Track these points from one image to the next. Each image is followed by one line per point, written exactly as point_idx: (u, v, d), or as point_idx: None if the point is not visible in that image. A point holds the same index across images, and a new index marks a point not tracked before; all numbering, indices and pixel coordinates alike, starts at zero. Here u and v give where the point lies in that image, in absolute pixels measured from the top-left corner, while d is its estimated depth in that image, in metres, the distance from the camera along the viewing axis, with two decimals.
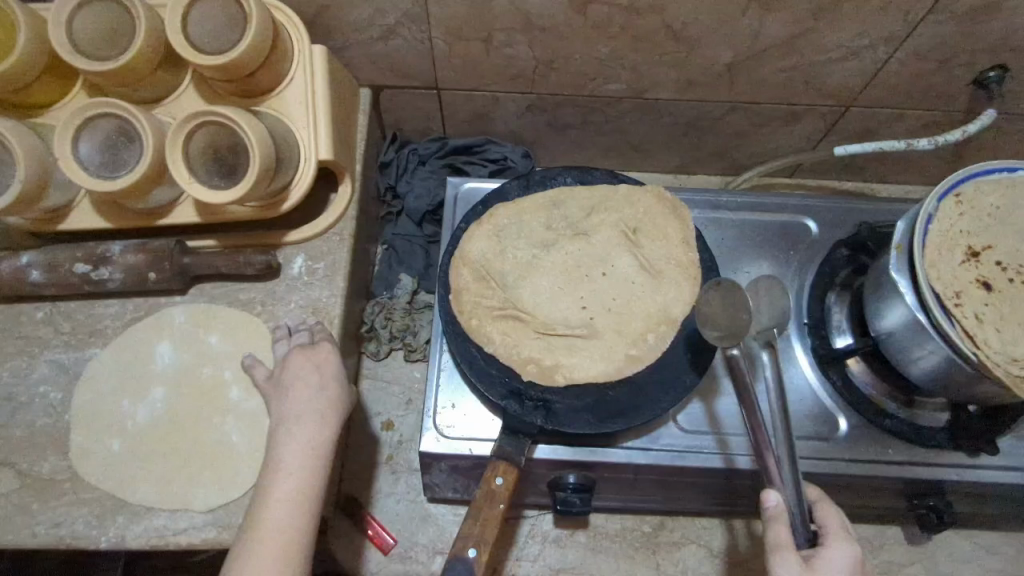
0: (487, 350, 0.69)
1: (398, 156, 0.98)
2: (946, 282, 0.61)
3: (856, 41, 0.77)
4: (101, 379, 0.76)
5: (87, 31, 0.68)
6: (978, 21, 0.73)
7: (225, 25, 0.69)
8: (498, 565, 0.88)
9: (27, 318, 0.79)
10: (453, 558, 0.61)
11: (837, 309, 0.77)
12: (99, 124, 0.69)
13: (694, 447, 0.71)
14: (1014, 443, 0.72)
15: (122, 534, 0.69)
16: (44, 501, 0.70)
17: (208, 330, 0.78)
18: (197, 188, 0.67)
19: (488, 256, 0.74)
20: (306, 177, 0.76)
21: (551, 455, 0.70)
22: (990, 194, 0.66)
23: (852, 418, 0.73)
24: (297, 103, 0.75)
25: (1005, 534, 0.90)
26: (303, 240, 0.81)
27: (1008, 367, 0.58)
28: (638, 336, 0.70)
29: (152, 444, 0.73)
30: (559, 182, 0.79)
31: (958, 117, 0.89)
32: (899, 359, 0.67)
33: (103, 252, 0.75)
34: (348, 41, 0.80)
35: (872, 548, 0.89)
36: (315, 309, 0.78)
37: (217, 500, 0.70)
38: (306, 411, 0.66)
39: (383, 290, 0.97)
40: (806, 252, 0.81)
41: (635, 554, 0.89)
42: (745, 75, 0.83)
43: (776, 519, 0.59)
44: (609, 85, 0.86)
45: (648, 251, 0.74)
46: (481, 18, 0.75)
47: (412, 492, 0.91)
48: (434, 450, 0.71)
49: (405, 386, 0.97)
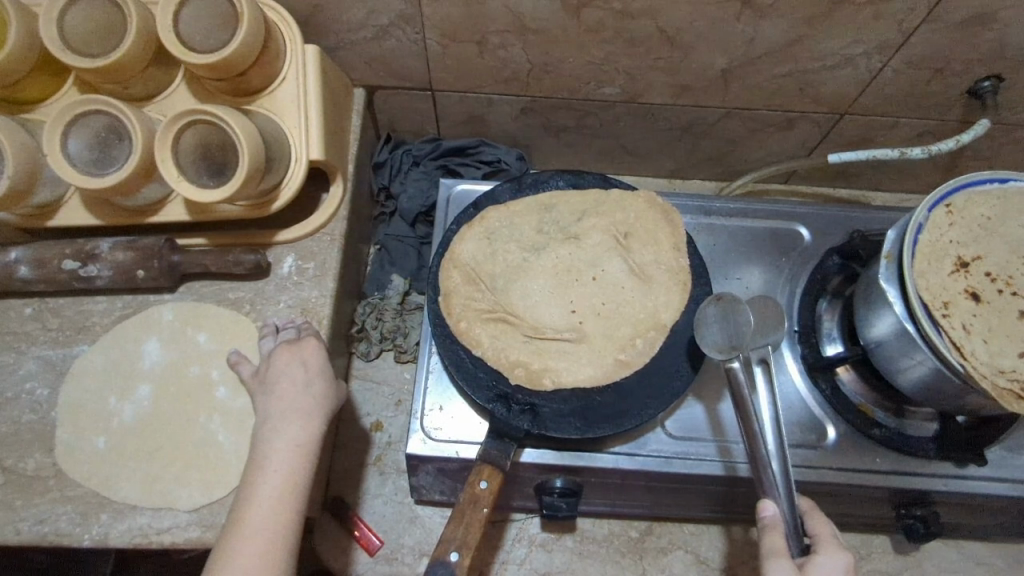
0: (476, 353, 0.69)
1: (392, 156, 0.98)
2: (935, 292, 0.61)
3: (851, 49, 0.76)
4: (89, 376, 0.76)
5: (77, 26, 0.68)
6: (973, 30, 0.72)
7: (216, 24, 0.69)
8: (485, 567, 0.88)
9: (15, 314, 0.79)
10: (435, 560, 0.61)
11: (827, 315, 0.77)
12: (88, 121, 0.69)
13: (681, 453, 0.71)
14: (1003, 454, 0.72)
15: (105, 533, 0.69)
16: (28, 498, 0.70)
17: (197, 328, 0.77)
18: (185, 187, 0.67)
19: (477, 259, 0.74)
20: (296, 177, 0.76)
21: (538, 459, 0.70)
22: (980, 205, 0.66)
23: (840, 426, 0.72)
24: (289, 102, 0.76)
25: (993, 545, 0.90)
26: (295, 240, 0.81)
27: (996, 378, 0.58)
28: (627, 342, 0.69)
29: (139, 442, 0.73)
30: (550, 185, 0.79)
31: (953, 126, 0.89)
32: (888, 368, 0.67)
33: (92, 249, 0.75)
34: (340, 42, 0.80)
35: (861, 557, 0.89)
36: (305, 309, 0.78)
37: (202, 499, 0.70)
38: (291, 411, 0.66)
39: (374, 290, 0.97)
40: (796, 259, 0.81)
41: (623, 559, 0.89)
42: (740, 80, 0.83)
43: (772, 528, 0.59)
44: (604, 88, 0.86)
45: (639, 256, 0.74)
46: (474, 20, 0.75)
47: (400, 493, 0.91)
48: (420, 452, 0.71)
49: (395, 387, 0.96)
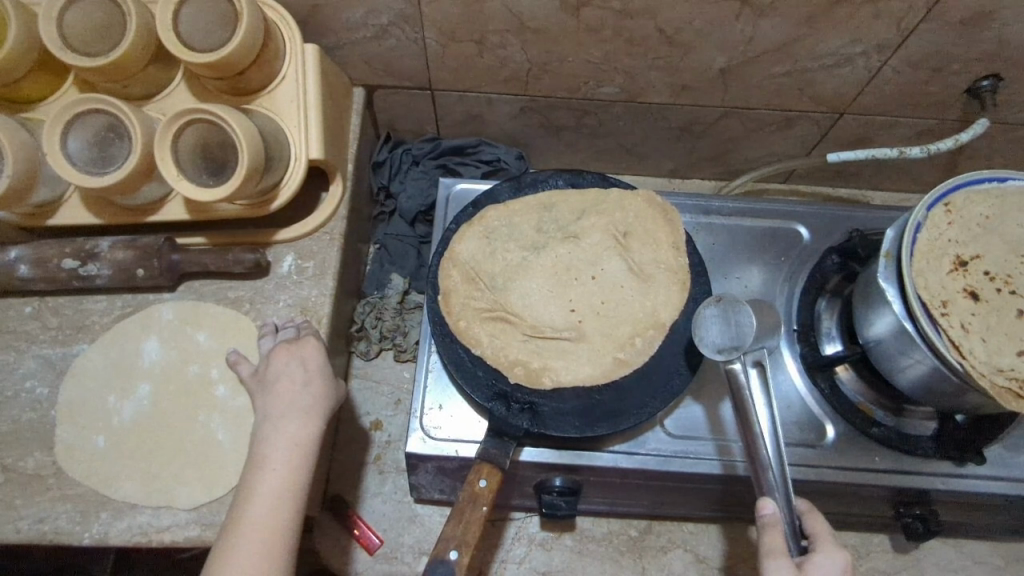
0: (475, 353, 0.69)
1: (392, 156, 0.98)
2: (934, 291, 0.61)
3: (850, 49, 0.77)
4: (89, 375, 0.76)
5: (77, 25, 0.68)
6: (972, 30, 0.72)
7: (216, 23, 0.69)
8: (484, 566, 0.88)
9: (14, 313, 0.79)
10: (435, 558, 0.61)
11: (826, 314, 0.77)
12: (87, 120, 0.69)
13: (680, 452, 0.71)
14: (1002, 452, 0.72)
15: (104, 532, 0.69)
16: (28, 497, 0.70)
17: (196, 327, 0.78)
18: (185, 185, 0.67)
19: (477, 258, 0.74)
20: (296, 176, 0.76)
21: (537, 458, 0.70)
22: (979, 204, 0.66)
23: (840, 425, 0.72)
24: (289, 101, 0.76)
25: (992, 544, 0.90)
26: (295, 239, 0.81)
27: (995, 377, 0.58)
28: (626, 341, 0.69)
29: (139, 441, 0.73)
30: (550, 184, 0.79)
31: (952, 125, 0.89)
32: (887, 368, 0.67)
33: (91, 248, 0.75)
34: (340, 41, 0.80)
35: (860, 556, 0.89)
36: (304, 308, 0.78)
37: (201, 498, 0.70)
38: (290, 410, 0.66)
39: (374, 290, 0.97)
40: (795, 259, 0.81)
41: (622, 558, 0.89)
42: (739, 79, 0.83)
43: (771, 527, 0.58)
44: (603, 88, 0.86)
45: (638, 255, 0.74)
46: (474, 19, 0.75)
47: (399, 492, 0.91)
48: (420, 451, 0.71)
49: (394, 386, 0.97)
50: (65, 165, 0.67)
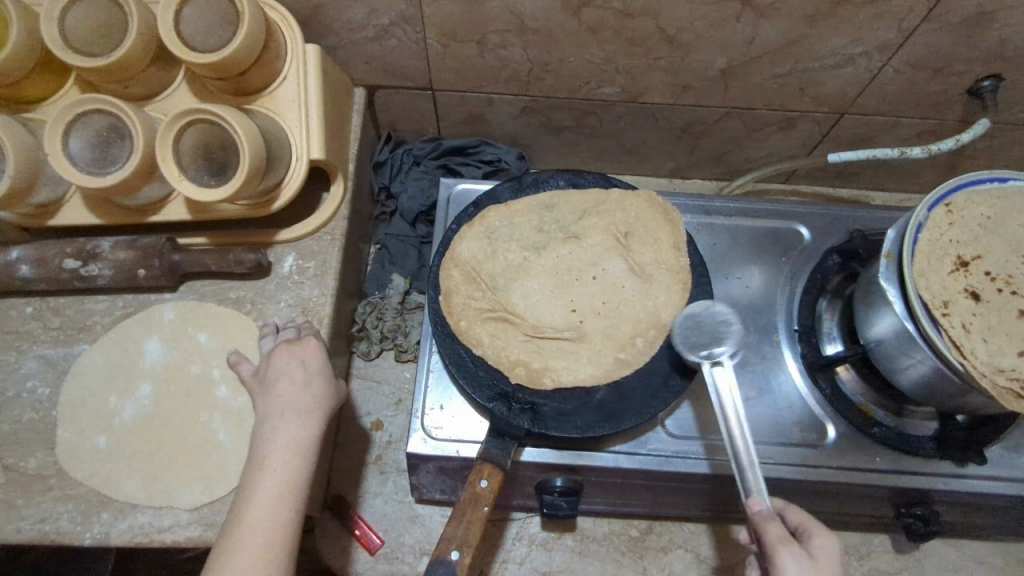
0: (476, 353, 0.69)
1: (393, 156, 0.98)
2: (935, 291, 0.61)
3: (850, 49, 0.77)
4: (90, 375, 0.76)
5: (78, 26, 0.68)
6: (973, 30, 0.72)
7: (218, 23, 0.69)
8: (485, 566, 0.88)
9: (16, 313, 0.79)
10: (436, 558, 0.61)
11: (826, 315, 0.77)
12: (88, 121, 0.69)
13: (681, 453, 0.71)
14: (1003, 453, 0.72)
15: (105, 532, 0.69)
16: (29, 497, 0.70)
17: (197, 327, 0.78)
18: (187, 185, 0.67)
19: (478, 258, 0.74)
20: (297, 177, 0.76)
21: (538, 458, 0.70)
22: (980, 205, 0.66)
23: (840, 425, 0.72)
24: (290, 102, 0.76)
25: (992, 544, 0.91)
26: (295, 239, 0.81)
27: (995, 377, 0.58)
28: (626, 341, 0.70)
29: (140, 441, 0.73)
30: (551, 184, 0.79)
31: (953, 125, 0.89)
32: (887, 368, 0.67)
33: (92, 249, 0.75)
34: (341, 41, 0.80)
35: (860, 556, 0.89)
36: (305, 308, 0.78)
37: (202, 498, 0.70)
38: (289, 410, 0.66)
39: (375, 290, 0.97)
40: (796, 259, 0.81)
41: (623, 558, 0.89)
42: (739, 79, 0.83)
43: (767, 523, 0.57)
44: (604, 88, 0.86)
45: (639, 256, 0.74)
46: (474, 19, 0.75)
47: (400, 492, 0.91)
48: (421, 450, 0.71)
49: (395, 386, 0.97)
50: (66, 165, 0.67)
